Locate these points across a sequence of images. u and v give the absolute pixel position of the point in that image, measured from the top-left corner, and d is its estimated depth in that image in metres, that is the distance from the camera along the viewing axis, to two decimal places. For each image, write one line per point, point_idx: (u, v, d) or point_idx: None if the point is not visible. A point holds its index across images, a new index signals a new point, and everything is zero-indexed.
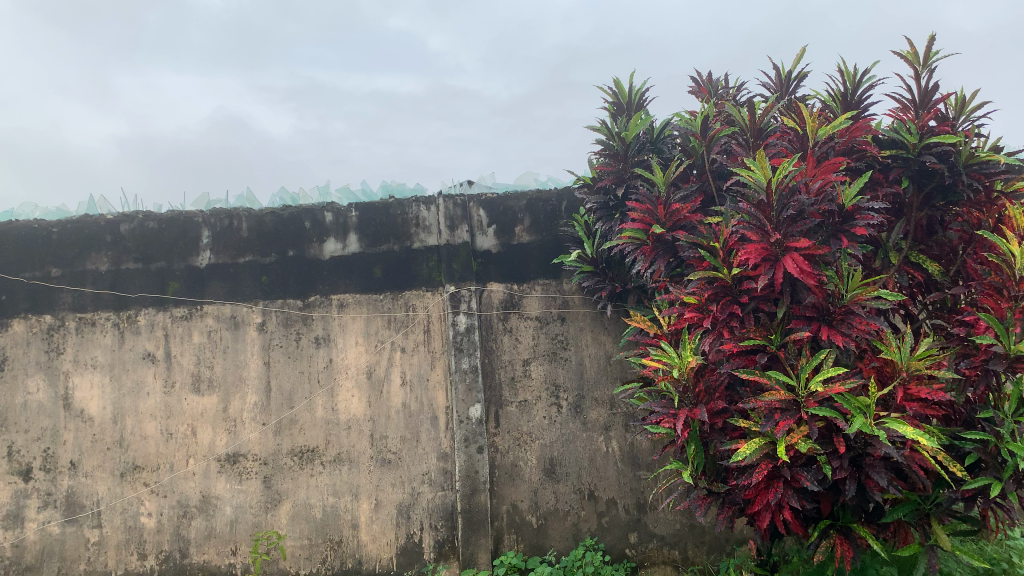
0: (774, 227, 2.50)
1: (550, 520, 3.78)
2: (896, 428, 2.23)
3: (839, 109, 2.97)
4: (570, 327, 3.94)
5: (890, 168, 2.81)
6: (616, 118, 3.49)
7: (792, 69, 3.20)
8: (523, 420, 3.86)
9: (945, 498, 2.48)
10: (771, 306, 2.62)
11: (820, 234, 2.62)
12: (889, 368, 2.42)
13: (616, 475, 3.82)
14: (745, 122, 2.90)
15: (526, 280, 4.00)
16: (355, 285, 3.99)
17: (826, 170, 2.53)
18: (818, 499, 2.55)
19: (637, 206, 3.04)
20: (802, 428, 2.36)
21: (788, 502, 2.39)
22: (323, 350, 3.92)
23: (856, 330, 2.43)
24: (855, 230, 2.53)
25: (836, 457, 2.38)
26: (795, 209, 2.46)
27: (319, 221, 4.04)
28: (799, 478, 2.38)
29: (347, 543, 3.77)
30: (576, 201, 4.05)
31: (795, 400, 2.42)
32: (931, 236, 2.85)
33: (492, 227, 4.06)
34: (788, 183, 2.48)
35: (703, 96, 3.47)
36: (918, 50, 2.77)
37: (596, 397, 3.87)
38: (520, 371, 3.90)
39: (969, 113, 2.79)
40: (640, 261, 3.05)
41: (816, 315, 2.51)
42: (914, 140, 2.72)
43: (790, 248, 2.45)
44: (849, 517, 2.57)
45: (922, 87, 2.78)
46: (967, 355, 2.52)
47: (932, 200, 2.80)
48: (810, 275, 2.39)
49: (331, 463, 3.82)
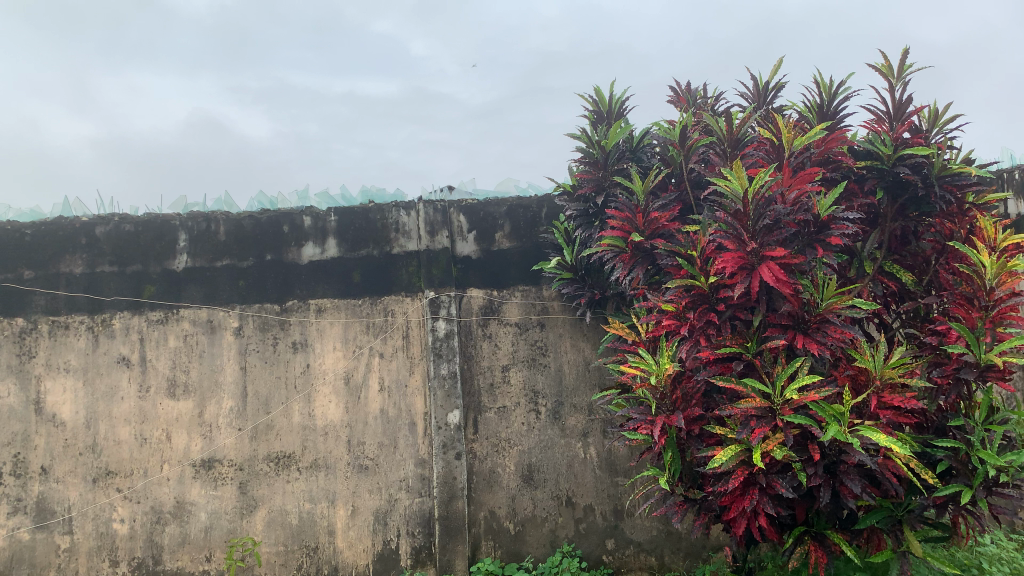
0: (750, 236, 2.53)
1: (527, 526, 3.79)
2: (870, 436, 2.28)
3: (815, 120, 3.00)
4: (549, 334, 3.94)
5: (865, 178, 2.85)
6: (596, 126, 3.50)
7: (769, 81, 3.22)
8: (502, 426, 3.86)
9: (918, 505, 2.56)
10: (747, 313, 2.63)
11: (796, 244, 2.64)
12: (864, 377, 2.47)
13: (593, 481, 3.82)
14: (723, 132, 2.91)
15: (505, 287, 3.99)
16: (333, 290, 3.98)
17: (803, 180, 2.54)
18: (793, 506, 2.57)
19: (615, 214, 3.04)
20: (777, 436, 2.38)
21: (764, 509, 2.40)
22: (301, 355, 3.91)
23: (831, 338, 2.47)
24: (831, 239, 2.56)
25: (810, 464, 2.41)
26: (772, 219, 2.50)
27: (298, 225, 4.01)
28: (775, 485, 2.40)
29: (323, 550, 3.75)
30: (556, 208, 4.05)
31: (771, 408, 2.45)
32: (905, 247, 2.88)
33: (472, 233, 4.05)
34: (764, 193, 2.51)
35: (682, 106, 3.48)
36: (892, 63, 2.82)
37: (574, 403, 3.88)
38: (499, 378, 3.90)
39: (942, 125, 2.83)
40: (619, 269, 3.06)
41: (792, 323, 2.55)
42: (889, 151, 2.76)
43: (766, 256, 2.48)
44: (823, 524, 2.60)
45: (896, 100, 2.83)
46: (939, 363, 2.58)
47: (906, 210, 2.84)
48: (785, 284, 2.43)
49: (307, 470, 3.80)
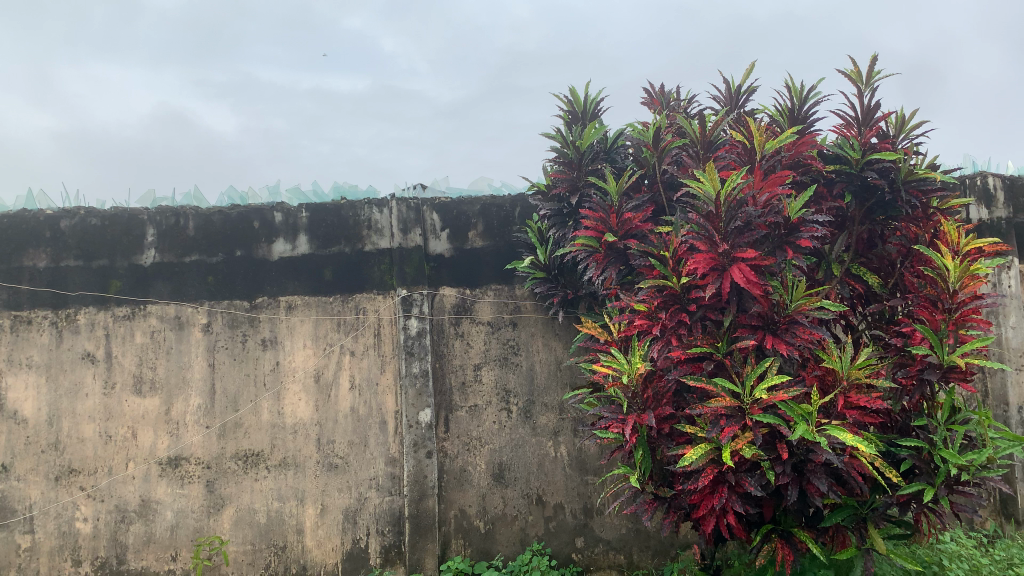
0: (722, 237, 2.56)
1: (497, 524, 3.79)
2: (837, 435, 2.33)
3: (786, 124, 3.03)
4: (521, 333, 3.95)
5: (834, 182, 2.89)
6: (571, 126, 3.51)
7: (742, 85, 3.25)
8: (473, 425, 3.86)
9: (882, 503, 2.60)
10: (718, 314, 2.66)
11: (767, 245, 2.68)
12: (831, 377, 2.52)
13: (563, 479, 3.84)
14: (696, 134, 2.94)
15: (478, 285, 3.99)
16: (303, 287, 3.95)
17: (772, 184, 2.58)
18: (761, 504, 2.60)
19: (589, 214, 3.06)
20: (746, 434, 2.42)
21: (733, 507, 2.44)
22: (270, 353, 3.87)
23: (799, 339, 2.52)
24: (800, 242, 2.60)
25: (779, 463, 2.45)
26: (742, 221, 2.54)
27: (269, 221, 3.97)
28: (743, 483, 2.43)
29: (291, 549, 3.73)
30: (530, 208, 4.05)
31: (740, 407, 2.49)
32: (870, 250, 2.93)
33: (445, 231, 4.04)
34: (736, 196, 2.55)
35: (655, 108, 3.49)
36: (861, 69, 2.87)
37: (546, 402, 3.89)
38: (471, 376, 3.90)
39: (909, 131, 2.89)
40: (592, 268, 3.08)
41: (761, 324, 2.59)
42: (857, 156, 2.81)
43: (737, 258, 2.51)
44: (790, 522, 2.63)
45: (865, 106, 2.88)
46: (904, 364, 2.63)
47: (873, 214, 2.90)
48: (756, 285, 2.46)
49: (276, 468, 3.77)
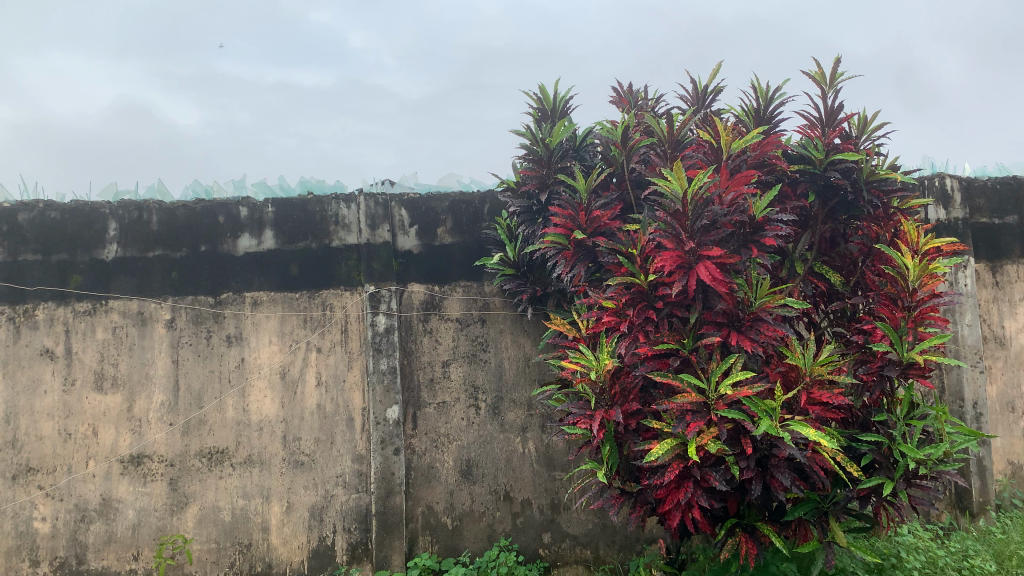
0: (688, 235, 2.58)
1: (464, 521, 3.79)
2: (800, 430, 2.37)
3: (751, 124, 3.07)
4: (490, 329, 3.95)
5: (798, 182, 2.93)
6: (540, 123, 3.52)
7: (709, 85, 3.28)
8: (441, 421, 3.85)
9: (843, 497, 2.66)
10: (684, 311, 2.68)
11: (732, 244, 2.72)
12: (794, 373, 2.56)
13: (531, 475, 3.85)
14: (664, 133, 2.96)
15: (447, 282, 3.98)
16: (270, 282, 3.91)
17: (738, 183, 2.61)
18: (725, 498, 2.64)
19: (558, 211, 3.08)
20: (711, 430, 2.45)
21: (698, 501, 2.47)
22: (235, 349, 3.83)
23: (763, 336, 2.56)
24: (765, 240, 2.64)
25: (743, 458, 2.48)
26: (709, 220, 2.56)
27: (234, 215, 3.92)
28: (708, 477, 2.47)
29: (256, 547, 3.69)
30: (499, 204, 4.04)
31: (705, 402, 2.53)
32: (834, 249, 2.99)
33: (414, 227, 4.02)
34: (703, 194, 2.58)
35: (624, 107, 3.51)
36: (825, 71, 2.91)
37: (514, 399, 3.90)
38: (439, 373, 3.90)
39: (871, 131, 2.95)
40: (561, 265, 3.09)
41: (726, 321, 2.62)
42: (821, 156, 2.86)
43: (703, 256, 2.54)
44: (754, 516, 2.68)
45: (828, 107, 2.93)
46: (865, 361, 2.70)
47: (835, 214, 2.94)
48: (721, 283, 2.50)
49: (241, 465, 3.73)
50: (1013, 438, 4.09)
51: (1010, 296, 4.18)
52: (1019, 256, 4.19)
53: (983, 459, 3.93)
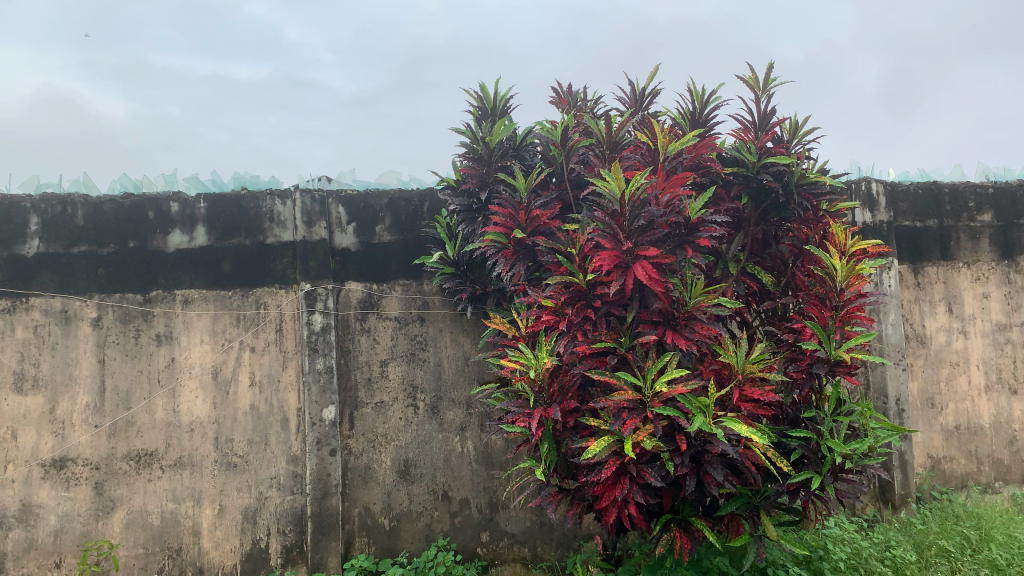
0: (626, 235, 2.61)
1: (402, 521, 3.77)
2: (732, 426, 2.42)
3: (687, 126, 3.12)
4: (429, 328, 3.93)
5: (731, 184, 3.00)
6: (480, 122, 3.52)
7: (646, 88, 3.31)
8: (378, 421, 3.81)
9: (773, 491, 2.73)
10: (622, 310, 2.73)
11: (667, 244, 2.76)
12: (727, 371, 2.62)
13: (469, 475, 3.85)
14: (602, 134, 2.99)
15: (385, 280, 3.94)
16: (202, 280, 3.81)
17: (674, 184, 2.68)
18: (660, 494, 2.68)
19: (498, 210, 3.07)
20: (647, 427, 2.49)
21: (634, 497, 2.51)
22: (165, 349, 3.72)
23: (697, 334, 2.62)
24: (699, 241, 2.69)
25: (677, 454, 2.53)
26: (646, 220, 2.59)
27: (164, 211, 3.81)
28: (644, 474, 2.51)
29: (186, 551, 3.60)
30: (438, 202, 4.01)
31: (642, 400, 2.57)
32: (765, 249, 3.07)
33: (351, 224, 3.96)
34: (640, 195, 2.61)
35: (563, 107, 3.53)
36: (758, 76, 2.99)
37: (453, 398, 3.88)
38: (377, 372, 3.86)
39: (801, 136, 3.03)
40: (501, 264, 3.09)
41: (662, 319, 2.67)
42: (754, 159, 2.92)
43: (640, 256, 2.58)
44: (688, 511, 2.72)
45: (761, 112, 3.00)
46: (794, 359, 2.79)
47: (767, 216, 3.03)
48: (657, 282, 2.54)
49: (171, 468, 3.63)
50: (932, 433, 4.27)
51: (930, 297, 4.36)
52: (939, 258, 4.38)
53: (904, 453, 4.09)
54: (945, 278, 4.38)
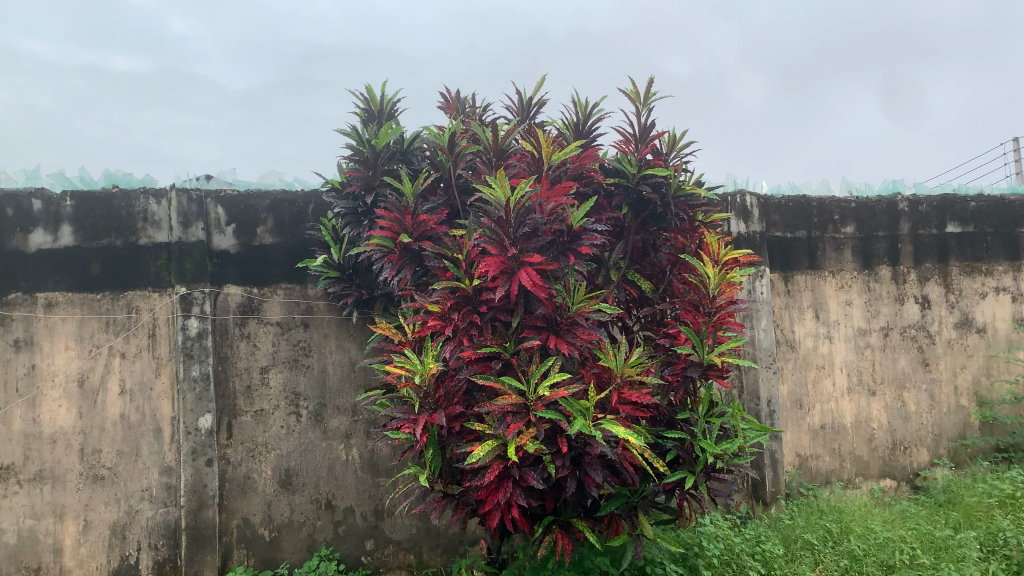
0: (511, 242, 2.65)
1: (283, 532, 3.67)
2: (610, 428, 2.50)
3: (572, 136, 3.19)
4: (313, 334, 3.83)
5: (612, 194, 3.08)
6: (367, 124, 3.47)
7: (532, 97, 3.36)
8: (258, 430, 3.70)
9: (651, 491, 2.82)
10: (507, 315, 2.75)
11: (551, 251, 2.82)
12: (607, 374, 2.72)
13: (354, 483, 3.78)
14: (489, 141, 3.01)
15: (268, 285, 3.81)
16: (67, 282, 3.60)
17: (558, 193, 2.72)
18: (543, 497, 2.72)
19: (384, 214, 3.02)
20: (530, 430, 2.52)
21: (517, 500, 2.54)
22: (24, 355, 3.51)
23: (579, 339, 2.69)
24: (581, 249, 2.77)
25: (559, 456, 2.58)
26: (530, 227, 2.65)
27: (25, 208, 3.57)
28: (527, 477, 2.54)
29: (47, 570, 3.42)
30: (324, 205, 3.91)
31: (525, 404, 2.59)
32: (644, 258, 3.16)
33: (231, 226, 3.81)
34: (524, 203, 2.66)
35: (452, 113, 3.54)
36: (639, 90, 3.09)
37: (337, 405, 3.81)
38: (257, 380, 3.74)
39: (679, 149, 3.16)
40: (387, 269, 3.06)
41: (546, 324, 2.72)
42: (633, 170, 3.04)
43: (525, 262, 2.62)
44: (569, 512, 2.77)
45: (642, 124, 3.11)
46: (670, 362, 2.89)
47: (646, 225, 3.12)
48: (541, 288, 2.59)
49: (30, 482, 3.43)
50: (800, 433, 4.52)
51: (798, 303, 4.62)
52: (807, 267, 4.65)
53: (775, 452, 4.31)
54: (812, 286, 4.65)
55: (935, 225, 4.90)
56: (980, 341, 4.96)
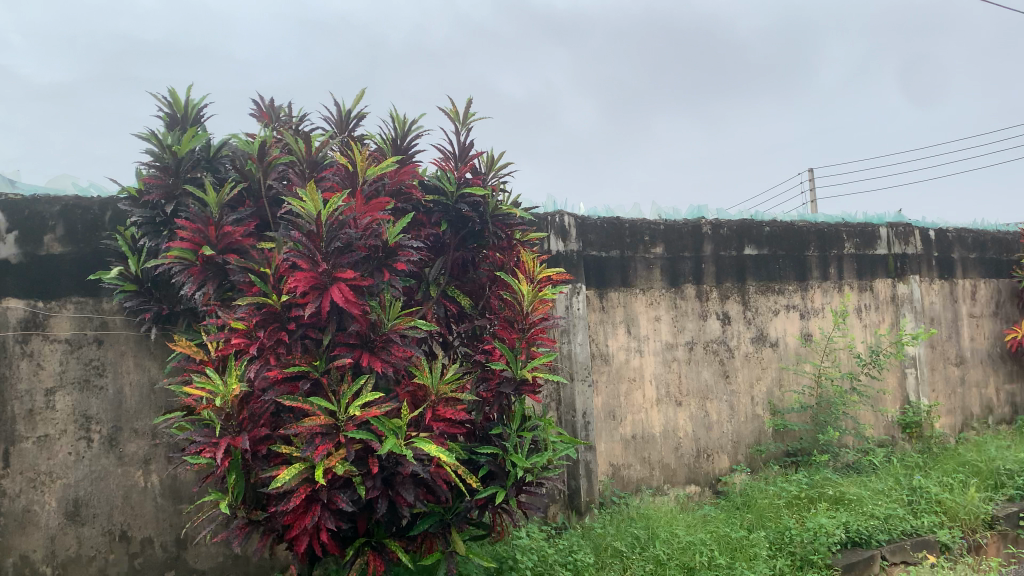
0: (323, 257, 2.56)
1: (69, 568, 3.37)
2: (422, 446, 2.50)
3: (390, 152, 3.16)
4: (108, 352, 3.54)
5: (432, 211, 3.08)
6: (170, 129, 3.26)
7: (352, 110, 3.30)
8: (41, 458, 3.38)
9: (463, 509, 2.82)
10: (318, 332, 2.66)
11: (366, 267, 2.75)
12: (422, 392, 2.69)
13: (154, 511, 3.53)
14: (302, 153, 2.93)
15: (56, 298, 3.50)
16: None
17: (373, 209, 2.71)
18: (355, 518, 2.66)
19: (185, 224, 2.84)
20: (340, 452, 2.46)
21: (325, 524, 2.46)
22: None
23: (394, 357, 2.65)
24: (397, 265, 2.74)
25: (369, 477, 2.53)
26: (343, 242, 2.58)
27: None
28: (335, 499, 2.47)
29: None
30: (123, 212, 3.63)
31: (335, 424, 2.52)
32: (464, 274, 3.15)
33: (13, 233, 3.46)
34: (337, 217, 2.61)
35: (264, 122, 3.42)
36: (458, 109, 3.11)
37: (136, 428, 3.53)
38: (41, 403, 3.41)
39: (496, 169, 3.21)
40: (187, 284, 2.88)
41: (359, 342, 2.65)
42: (452, 188, 3.04)
43: (337, 278, 2.55)
44: (382, 533, 2.73)
45: (461, 143, 3.13)
46: (485, 378, 2.93)
47: (465, 242, 3.12)
48: (354, 305, 2.53)
49: None
50: (613, 443, 4.71)
51: (612, 319, 4.83)
52: (620, 285, 4.87)
53: (589, 462, 4.47)
54: (624, 302, 4.88)
55: (734, 248, 5.31)
56: (772, 355, 5.41)
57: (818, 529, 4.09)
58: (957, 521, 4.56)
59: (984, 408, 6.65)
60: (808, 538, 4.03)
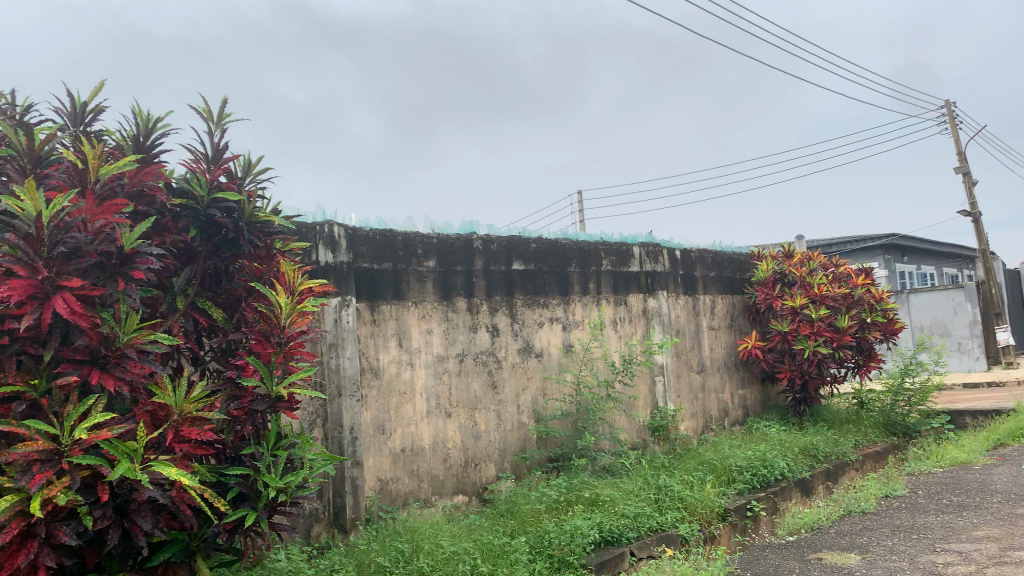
0: (43, 263, 2.29)
1: None
2: (161, 470, 2.32)
3: (131, 150, 2.89)
4: None
5: (179, 216, 2.87)
6: None
7: (88, 103, 2.98)
8: None
9: (210, 534, 2.66)
10: (39, 348, 2.38)
11: (97, 274, 2.49)
12: (163, 412, 2.50)
13: None
14: (22, 146, 2.59)
15: None
16: None
17: (107, 211, 2.50)
18: (80, 553, 2.37)
19: None
20: (62, 480, 2.20)
21: (43, 562, 2.16)
22: None
23: (129, 373, 2.43)
24: (134, 273, 2.50)
25: (97, 507, 2.29)
26: (69, 246, 2.34)
27: None
28: (57, 532, 2.20)
29: None
30: None
31: (57, 450, 2.25)
32: (217, 285, 2.96)
33: None
34: (62, 218, 2.36)
35: None
36: (212, 109, 2.93)
37: None
38: None
39: (254, 175, 3.06)
40: None
41: (87, 358, 2.39)
42: (202, 192, 2.88)
43: (61, 286, 2.30)
44: (114, 567, 2.45)
45: (215, 145, 2.95)
46: (236, 397, 2.76)
47: (218, 251, 2.96)
48: (81, 316, 2.30)
49: None
50: (381, 457, 4.65)
51: (383, 331, 4.77)
52: (391, 298, 4.83)
53: (356, 478, 4.39)
54: (395, 315, 4.85)
55: (503, 262, 5.50)
56: (537, 365, 5.66)
57: (575, 530, 4.32)
58: (695, 514, 5.03)
59: (720, 411, 7.39)
60: (565, 539, 4.24)
